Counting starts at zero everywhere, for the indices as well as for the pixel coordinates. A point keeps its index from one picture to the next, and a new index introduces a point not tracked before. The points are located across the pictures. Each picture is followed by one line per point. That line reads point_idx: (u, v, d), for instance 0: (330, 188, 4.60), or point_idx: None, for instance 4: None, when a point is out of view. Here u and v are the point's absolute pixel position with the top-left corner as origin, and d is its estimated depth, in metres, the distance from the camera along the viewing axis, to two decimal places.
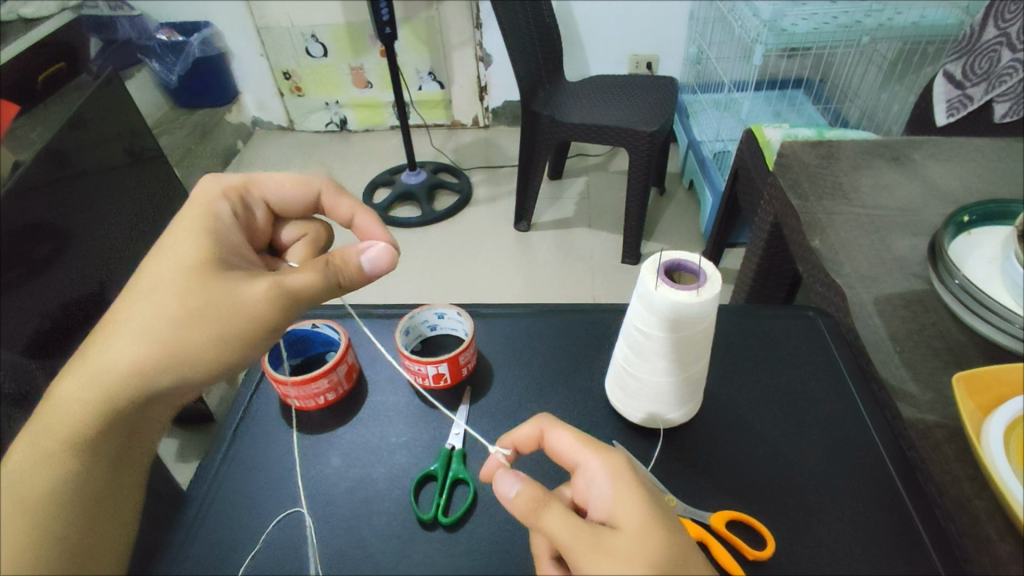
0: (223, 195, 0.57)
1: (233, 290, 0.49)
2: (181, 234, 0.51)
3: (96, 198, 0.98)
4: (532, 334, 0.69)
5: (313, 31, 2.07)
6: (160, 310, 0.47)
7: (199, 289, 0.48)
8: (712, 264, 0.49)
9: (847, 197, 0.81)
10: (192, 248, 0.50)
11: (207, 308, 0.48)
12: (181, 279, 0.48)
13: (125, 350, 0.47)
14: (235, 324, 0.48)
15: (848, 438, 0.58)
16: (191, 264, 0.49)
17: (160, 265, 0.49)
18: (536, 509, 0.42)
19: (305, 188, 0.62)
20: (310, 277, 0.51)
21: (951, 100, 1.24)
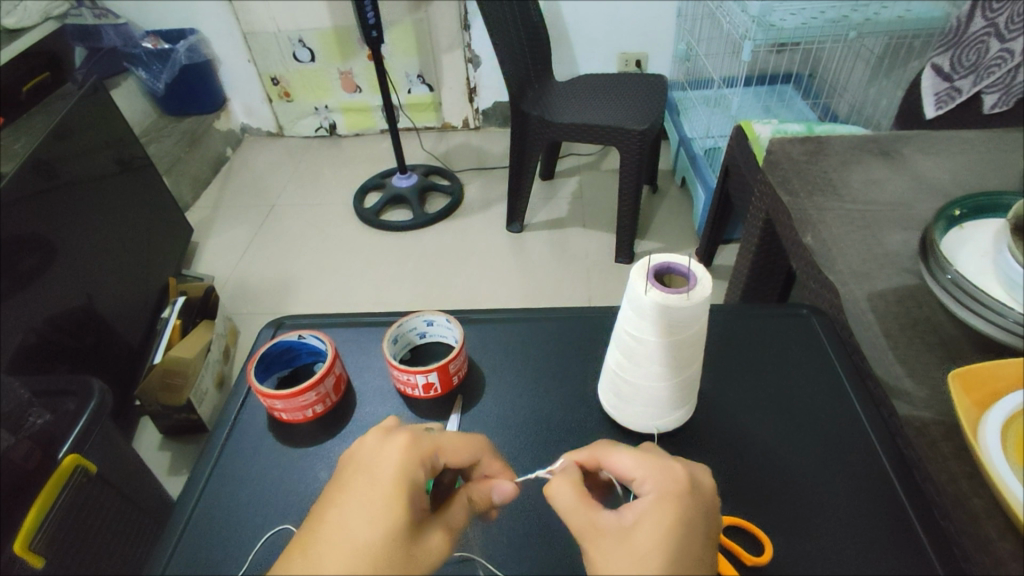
0: (418, 465, 0.43)
1: (422, 564, 0.41)
2: (370, 490, 0.42)
3: (66, 217, 1.09)
4: (523, 339, 0.68)
5: (299, 36, 2.04)
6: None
7: (396, 569, 0.39)
8: (701, 265, 0.48)
9: (838, 192, 0.80)
10: (391, 512, 0.41)
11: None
12: (379, 556, 0.39)
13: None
14: None
15: (845, 437, 0.58)
16: (392, 533, 0.40)
17: (351, 531, 0.40)
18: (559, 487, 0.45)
19: (476, 449, 0.48)
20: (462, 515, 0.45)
21: (939, 93, 1.23)
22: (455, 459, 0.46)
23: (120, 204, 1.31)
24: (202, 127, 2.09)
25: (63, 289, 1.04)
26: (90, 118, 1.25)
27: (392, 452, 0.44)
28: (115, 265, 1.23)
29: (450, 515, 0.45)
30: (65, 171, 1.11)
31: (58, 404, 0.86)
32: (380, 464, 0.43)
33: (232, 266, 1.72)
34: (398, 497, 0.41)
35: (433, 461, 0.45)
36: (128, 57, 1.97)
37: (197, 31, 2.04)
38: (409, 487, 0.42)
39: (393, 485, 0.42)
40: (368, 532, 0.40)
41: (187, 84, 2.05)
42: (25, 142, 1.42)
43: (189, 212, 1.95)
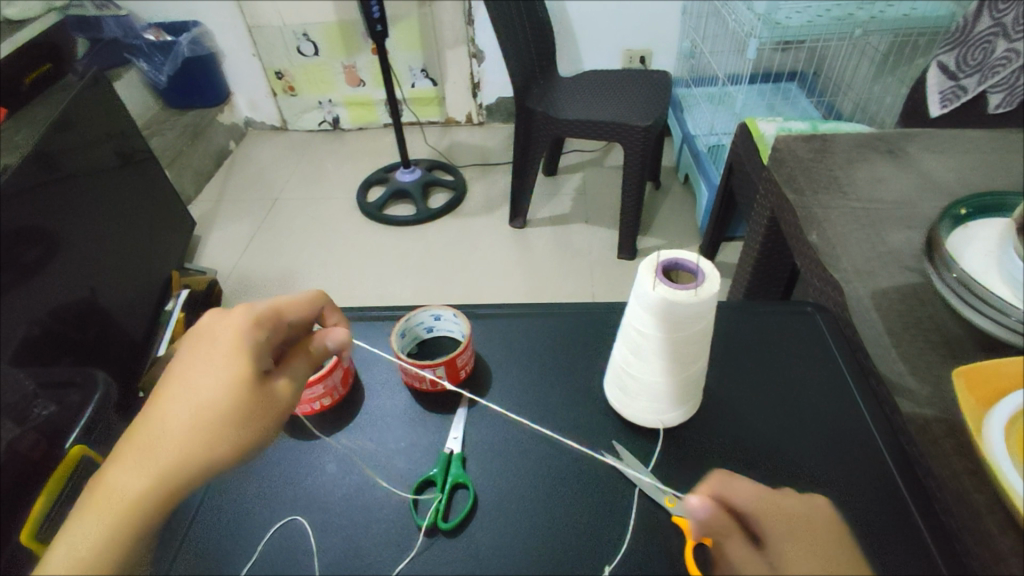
0: (253, 322, 0.51)
1: (270, 400, 0.49)
2: (211, 352, 0.49)
3: (68, 208, 1.09)
4: (530, 334, 0.68)
5: (303, 30, 2.04)
6: (201, 434, 0.46)
7: (241, 405, 0.48)
8: (710, 262, 0.48)
9: (843, 190, 0.81)
10: (233, 363, 0.49)
11: (246, 413, 0.48)
12: (226, 398, 0.47)
13: (156, 471, 0.45)
14: (270, 420, 0.49)
15: (849, 435, 0.58)
16: (230, 381, 0.48)
17: (198, 383, 0.48)
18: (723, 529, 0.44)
19: (311, 304, 0.57)
20: (308, 364, 0.54)
21: (944, 91, 1.24)
22: (294, 314, 0.55)
23: (123, 195, 1.32)
24: (205, 121, 2.09)
25: (68, 281, 1.05)
26: (93, 110, 1.25)
27: (227, 320, 0.51)
28: (116, 258, 1.23)
29: (294, 365, 0.52)
30: (66, 163, 1.11)
31: (62, 396, 0.88)
32: (218, 329, 0.51)
33: (235, 259, 1.73)
34: (243, 351, 0.49)
35: (273, 319, 0.53)
36: (129, 48, 1.98)
37: (200, 24, 2.03)
38: (247, 343, 0.50)
39: (237, 342, 0.50)
40: (213, 383, 0.48)
41: (191, 78, 2.06)
42: (27, 133, 1.42)
43: (192, 206, 1.95)
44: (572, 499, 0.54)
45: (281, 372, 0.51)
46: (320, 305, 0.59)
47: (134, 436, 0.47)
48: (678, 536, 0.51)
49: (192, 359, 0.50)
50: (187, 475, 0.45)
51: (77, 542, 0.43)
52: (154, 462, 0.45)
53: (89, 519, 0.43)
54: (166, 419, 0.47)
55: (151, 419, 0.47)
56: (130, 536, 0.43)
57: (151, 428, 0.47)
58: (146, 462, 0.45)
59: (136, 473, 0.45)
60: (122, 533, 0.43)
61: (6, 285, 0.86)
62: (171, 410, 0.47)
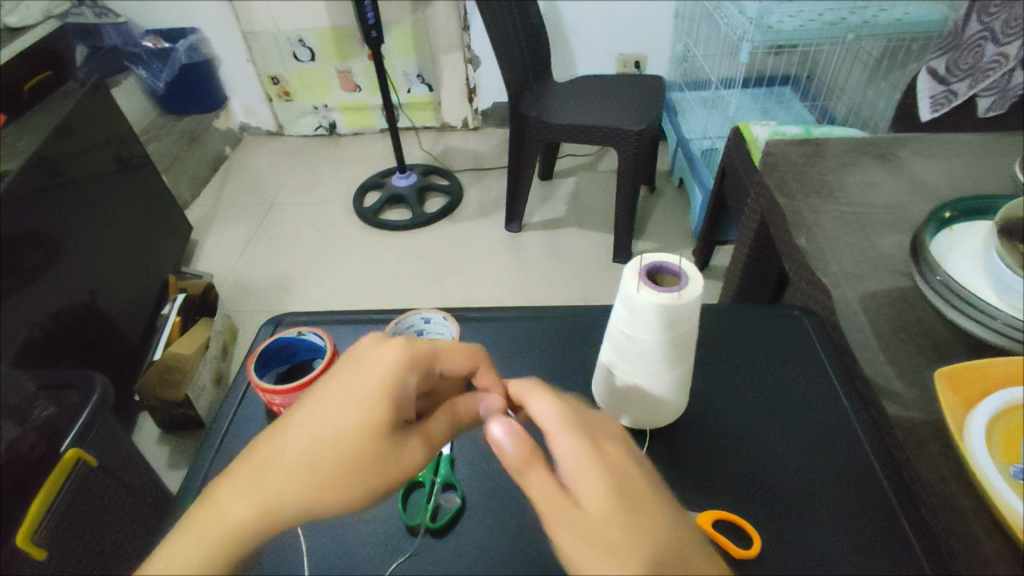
0: (408, 366, 0.44)
1: (401, 469, 0.42)
2: (351, 385, 0.42)
3: (69, 214, 1.10)
4: (520, 338, 0.69)
5: (300, 36, 2.05)
6: (307, 485, 0.39)
7: (375, 462, 0.41)
8: (693, 265, 0.49)
9: (832, 194, 0.81)
10: (374, 403, 0.41)
11: (362, 475, 0.40)
12: (350, 448, 0.40)
13: (255, 513, 0.39)
14: (387, 489, 0.41)
15: (836, 437, 0.59)
16: (362, 436, 0.40)
17: (327, 416, 0.41)
18: (524, 465, 0.39)
19: (471, 360, 0.50)
20: (448, 425, 0.47)
21: (934, 95, 1.26)
22: (451, 364, 0.48)
23: (120, 200, 1.32)
24: (202, 126, 2.10)
25: (68, 285, 1.05)
26: (91, 116, 1.26)
27: (386, 351, 0.44)
28: (115, 263, 1.23)
29: (431, 426, 0.46)
30: (69, 167, 1.12)
31: (60, 397, 0.86)
32: (372, 360, 0.44)
33: (231, 264, 1.73)
34: (388, 391, 0.42)
35: (427, 362, 0.46)
36: (128, 56, 2.00)
37: (198, 31, 2.05)
38: (392, 387, 0.42)
39: (386, 379, 0.42)
40: (341, 422, 0.41)
41: (188, 86, 2.07)
42: (24, 138, 1.43)
43: (189, 211, 1.96)
44: None
45: (417, 433, 0.44)
46: (478, 360, 0.51)
47: (252, 452, 0.41)
48: None
49: (343, 381, 0.43)
50: (282, 524, 0.39)
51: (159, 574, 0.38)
52: (257, 499, 0.39)
53: (183, 538, 0.39)
54: (285, 454, 0.40)
55: (271, 448, 0.41)
56: (218, 570, 0.39)
57: (261, 455, 0.41)
58: (247, 496, 0.39)
59: (234, 501, 0.39)
60: (210, 567, 0.38)
61: (6, 289, 0.87)
62: (285, 443, 0.40)
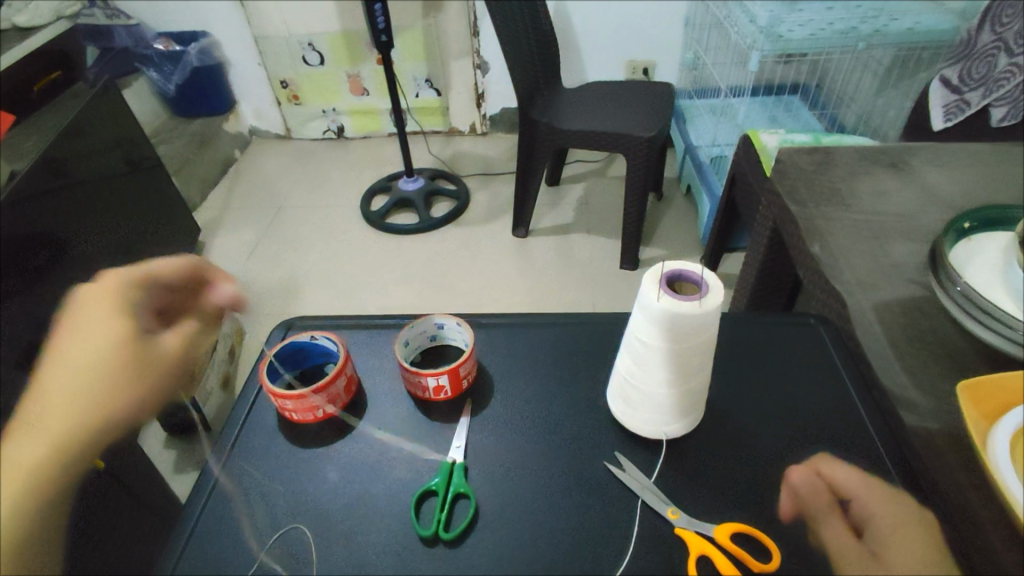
0: (122, 287, 0.55)
1: (171, 351, 0.54)
2: (86, 314, 0.53)
3: (73, 215, 1.09)
4: (532, 344, 0.69)
5: (310, 40, 2.06)
6: (92, 391, 0.49)
7: (136, 353, 0.51)
8: (714, 273, 0.49)
9: (846, 203, 0.81)
10: (109, 321, 0.52)
11: (140, 366, 0.51)
12: (113, 349, 0.51)
13: (47, 441, 0.47)
14: (167, 372, 0.53)
15: (853, 448, 0.58)
16: (111, 340, 0.51)
17: (86, 338, 0.51)
18: (819, 517, 0.51)
19: (188, 267, 0.61)
20: (210, 320, 0.61)
21: (947, 104, 1.24)
22: (168, 277, 0.60)
23: (128, 200, 1.32)
24: (210, 129, 2.11)
25: (73, 286, 1.04)
26: (101, 117, 1.26)
27: (95, 288, 0.55)
28: (121, 266, 1.23)
29: (192, 324, 0.59)
30: (74, 170, 1.12)
31: None
32: (90, 302, 0.54)
33: (238, 266, 1.73)
34: (112, 308, 0.53)
35: (140, 277, 0.57)
36: (139, 58, 2.00)
37: (209, 35, 2.05)
38: (118, 306, 0.54)
39: (108, 304, 0.53)
40: (98, 340, 0.51)
41: (198, 87, 2.07)
42: (34, 138, 1.43)
43: (197, 213, 1.96)
44: (575, 510, 0.54)
45: (175, 329, 0.56)
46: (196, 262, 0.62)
47: (30, 410, 0.49)
48: (680, 547, 0.51)
49: (65, 330, 0.53)
50: (81, 437, 0.48)
51: None
52: (49, 429, 0.47)
53: (1, 498, 0.44)
54: (59, 380, 0.50)
55: (46, 391, 0.50)
56: (35, 500, 0.45)
57: (48, 398, 0.49)
58: (41, 434, 0.47)
59: (22, 445, 0.46)
60: (25, 499, 0.45)
61: (11, 291, 0.86)
62: (62, 381, 0.49)
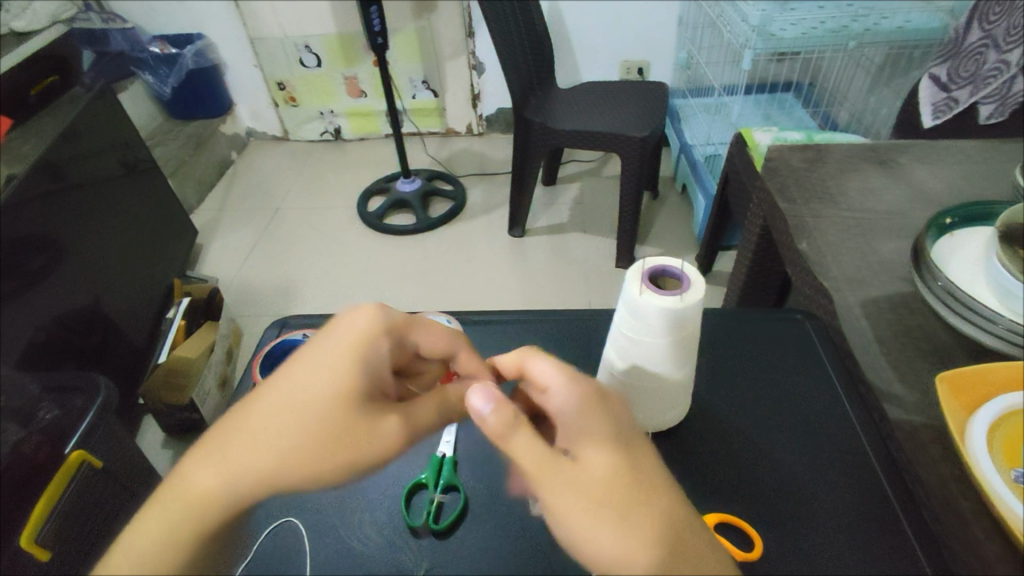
0: (381, 331, 0.47)
1: (380, 441, 0.43)
2: (319, 352, 0.44)
3: (71, 216, 1.10)
4: (524, 341, 0.69)
5: (305, 42, 2.07)
6: (285, 444, 0.40)
7: (353, 431, 0.42)
8: (695, 268, 0.50)
9: (834, 200, 0.82)
10: (342, 367, 0.43)
11: (344, 441, 0.41)
12: (324, 408, 0.41)
13: (230, 475, 0.39)
14: (371, 457, 0.43)
15: (836, 439, 0.59)
16: (331, 397, 0.42)
17: (307, 380, 0.42)
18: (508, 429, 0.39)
19: (451, 342, 0.53)
20: (433, 410, 0.48)
21: (937, 103, 1.26)
22: (425, 341, 0.51)
23: (126, 202, 1.33)
24: (207, 131, 2.11)
25: (71, 289, 1.06)
26: (98, 121, 1.27)
27: (353, 324, 0.46)
28: (118, 267, 1.24)
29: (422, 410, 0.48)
30: (72, 174, 1.13)
31: (66, 400, 0.86)
32: (339, 327, 0.46)
33: (237, 268, 1.74)
34: (352, 355, 0.44)
35: (402, 332, 0.49)
36: (136, 61, 2.02)
37: (205, 37, 2.06)
38: (358, 353, 0.44)
39: (350, 348, 0.44)
40: (319, 383, 0.42)
41: (193, 90, 2.08)
42: (32, 142, 1.45)
43: (194, 215, 1.97)
44: None
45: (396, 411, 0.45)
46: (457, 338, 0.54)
47: (219, 427, 0.42)
48: None
49: (294, 358, 0.44)
50: (263, 492, 0.39)
51: (136, 541, 0.38)
52: (223, 465, 0.39)
53: (149, 522, 0.38)
54: (253, 419, 0.41)
55: (239, 426, 0.41)
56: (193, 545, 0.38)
57: (235, 437, 0.40)
58: (211, 469, 0.39)
59: (212, 478, 0.39)
60: (183, 536, 0.38)
61: (9, 293, 0.88)
62: (265, 416, 0.41)
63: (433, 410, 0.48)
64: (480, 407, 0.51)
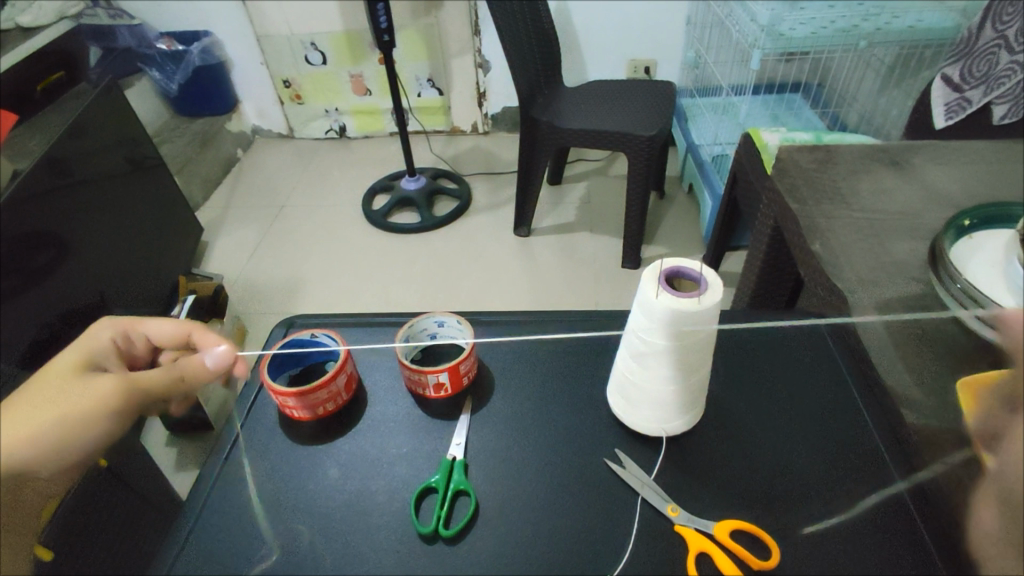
0: (109, 336, 0.55)
1: (81, 397, 0.47)
2: (58, 358, 0.53)
3: (76, 212, 1.10)
4: (533, 342, 0.69)
5: (311, 39, 2.06)
6: (19, 441, 0.49)
7: (51, 395, 0.47)
8: (712, 270, 0.49)
9: (847, 201, 0.81)
10: (62, 359, 0.52)
11: (41, 404, 0.46)
12: (38, 388, 0.49)
13: (9, 470, 0.49)
14: (83, 416, 0.46)
15: (852, 444, 0.58)
16: (58, 389, 0.52)
17: (36, 384, 0.51)
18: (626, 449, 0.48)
19: (179, 329, 0.59)
20: (156, 373, 0.51)
21: (949, 103, 1.24)
22: (151, 331, 0.59)
23: (132, 198, 1.33)
24: (213, 128, 2.11)
25: (75, 285, 1.05)
26: (104, 117, 1.27)
27: (95, 332, 0.55)
28: (124, 264, 1.23)
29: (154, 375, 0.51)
30: (77, 170, 1.12)
31: None
32: (82, 336, 0.55)
33: (241, 266, 1.74)
34: (76, 350, 0.52)
35: (126, 332, 0.57)
36: (142, 58, 2.00)
37: (211, 34, 2.06)
38: (74, 350, 0.53)
39: (80, 349, 0.53)
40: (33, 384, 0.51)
41: (200, 85, 2.07)
42: (37, 138, 1.44)
43: (199, 212, 1.96)
44: (576, 507, 0.54)
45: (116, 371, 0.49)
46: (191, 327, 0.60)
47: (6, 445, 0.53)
48: (682, 545, 0.51)
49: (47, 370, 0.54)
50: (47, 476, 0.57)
51: None
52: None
53: None
54: (19, 434, 0.52)
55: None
56: None
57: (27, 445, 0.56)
58: (4, 463, 0.51)
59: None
60: None
61: (10, 290, 0.87)
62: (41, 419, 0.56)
63: (161, 373, 0.52)
64: (211, 368, 0.55)
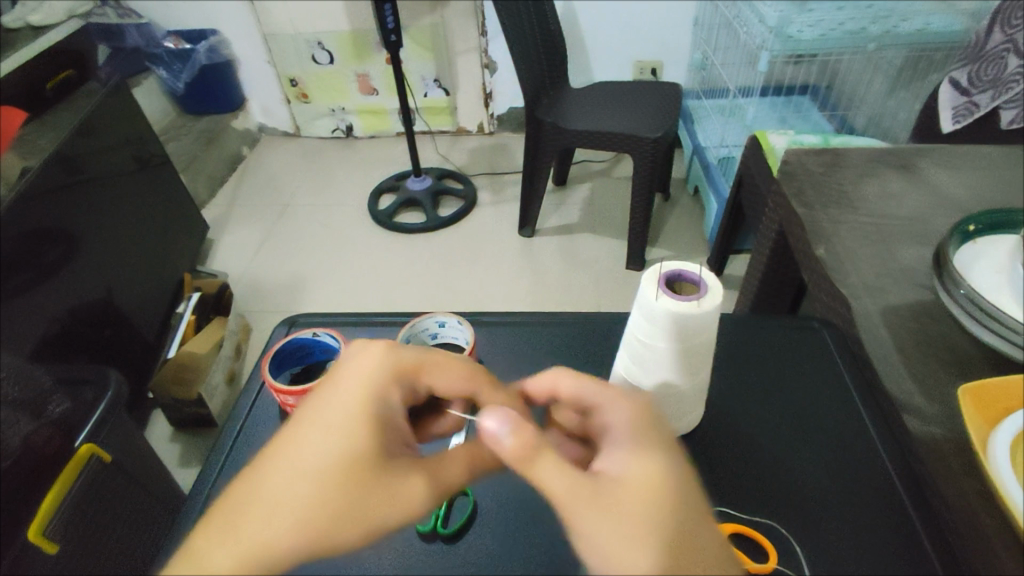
0: (387, 377, 0.45)
1: (400, 490, 0.40)
2: (334, 411, 0.41)
3: (89, 208, 1.12)
4: (534, 343, 0.69)
5: (318, 39, 2.07)
6: (310, 510, 0.37)
7: (371, 482, 0.39)
8: (713, 274, 0.49)
9: (853, 205, 0.80)
10: (360, 435, 0.40)
11: (365, 497, 0.39)
12: (352, 470, 0.39)
13: (251, 551, 0.36)
14: (385, 511, 0.39)
15: (853, 449, 0.58)
16: (352, 466, 0.39)
17: (326, 445, 0.40)
18: (529, 456, 0.39)
19: (400, 383, 0.57)
20: (461, 461, 0.44)
21: (956, 107, 1.23)
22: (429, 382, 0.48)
23: (140, 195, 1.34)
24: (220, 126, 2.12)
25: (85, 282, 1.07)
26: (111, 115, 1.28)
27: (364, 359, 0.45)
28: (132, 260, 1.24)
29: (451, 463, 0.44)
30: (86, 168, 1.13)
31: (77, 392, 0.84)
32: (348, 373, 0.44)
33: (246, 264, 1.74)
34: (370, 418, 0.41)
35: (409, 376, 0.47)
36: (150, 56, 2.02)
37: (218, 33, 2.07)
38: (374, 407, 0.42)
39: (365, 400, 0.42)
40: (338, 439, 0.40)
41: (207, 85, 2.08)
42: (46, 135, 1.45)
43: (205, 210, 1.97)
44: None
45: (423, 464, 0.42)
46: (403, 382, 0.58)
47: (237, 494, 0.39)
48: None
49: (304, 422, 0.41)
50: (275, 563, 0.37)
51: None
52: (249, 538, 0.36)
53: None
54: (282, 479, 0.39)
55: (278, 445, 0.40)
56: None
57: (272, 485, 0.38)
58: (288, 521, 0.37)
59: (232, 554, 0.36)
60: None
61: (22, 286, 0.89)
62: (307, 457, 0.39)
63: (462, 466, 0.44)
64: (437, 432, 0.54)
